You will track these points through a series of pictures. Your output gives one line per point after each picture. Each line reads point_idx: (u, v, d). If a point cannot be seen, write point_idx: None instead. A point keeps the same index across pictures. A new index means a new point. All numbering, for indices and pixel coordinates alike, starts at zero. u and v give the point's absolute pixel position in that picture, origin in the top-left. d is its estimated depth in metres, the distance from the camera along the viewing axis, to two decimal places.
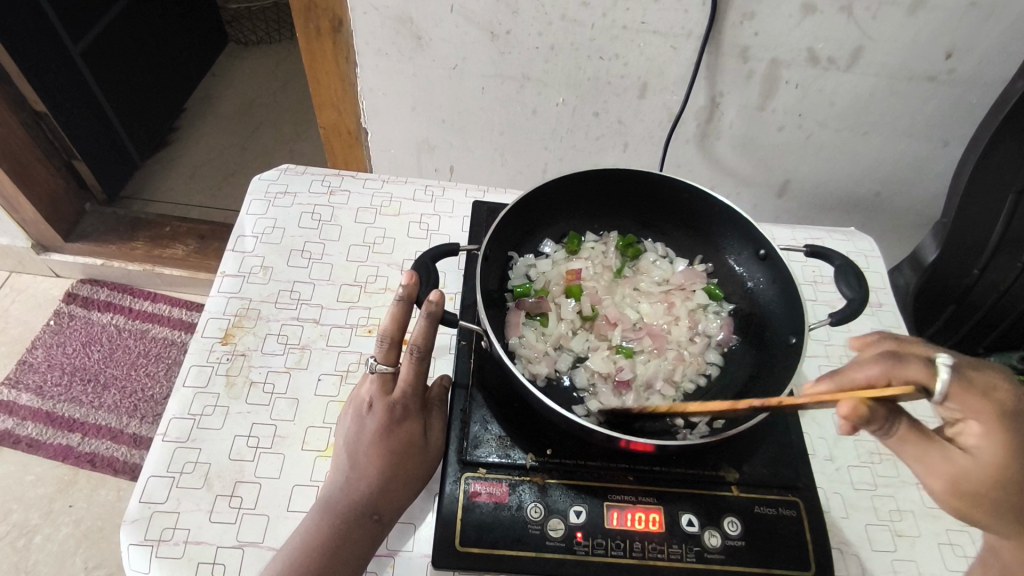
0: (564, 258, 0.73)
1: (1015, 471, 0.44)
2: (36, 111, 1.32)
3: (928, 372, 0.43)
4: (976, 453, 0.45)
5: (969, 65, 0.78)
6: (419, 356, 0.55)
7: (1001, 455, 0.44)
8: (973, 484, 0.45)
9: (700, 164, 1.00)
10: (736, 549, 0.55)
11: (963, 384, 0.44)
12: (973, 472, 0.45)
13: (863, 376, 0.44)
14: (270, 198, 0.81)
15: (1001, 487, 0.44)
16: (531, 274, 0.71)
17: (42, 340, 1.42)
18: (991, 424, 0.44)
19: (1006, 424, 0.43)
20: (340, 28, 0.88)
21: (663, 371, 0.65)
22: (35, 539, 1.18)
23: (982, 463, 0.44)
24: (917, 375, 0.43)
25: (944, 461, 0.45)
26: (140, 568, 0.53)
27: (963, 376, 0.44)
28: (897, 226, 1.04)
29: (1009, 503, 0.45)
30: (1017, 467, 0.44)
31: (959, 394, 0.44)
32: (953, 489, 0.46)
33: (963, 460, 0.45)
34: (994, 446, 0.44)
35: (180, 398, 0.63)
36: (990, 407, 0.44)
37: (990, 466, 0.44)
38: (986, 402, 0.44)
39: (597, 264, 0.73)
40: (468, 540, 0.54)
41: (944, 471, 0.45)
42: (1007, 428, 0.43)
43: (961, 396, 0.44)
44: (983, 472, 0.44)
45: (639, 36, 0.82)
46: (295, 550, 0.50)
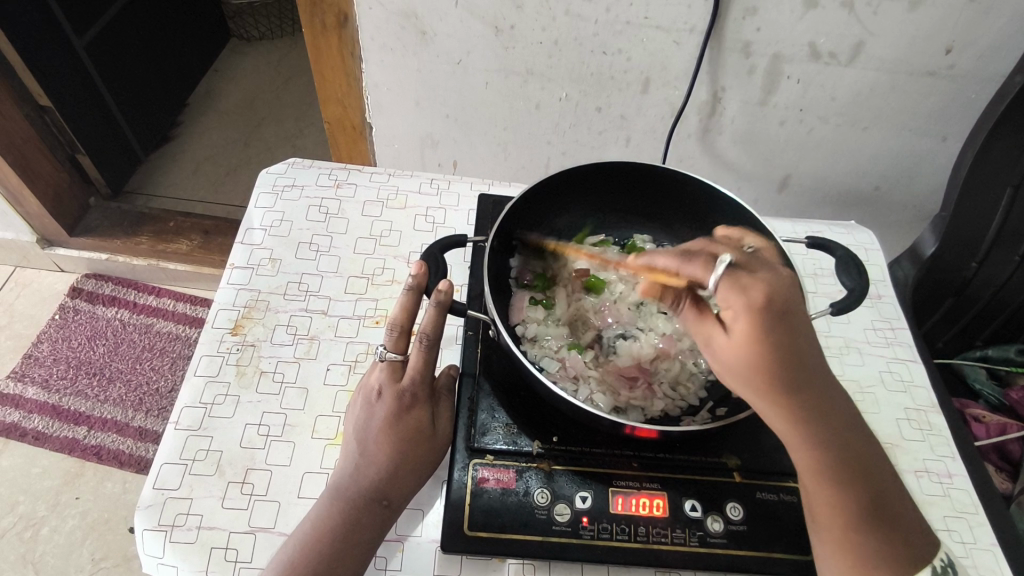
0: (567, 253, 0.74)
1: (765, 363, 0.44)
2: (41, 105, 1.33)
3: (704, 266, 0.46)
4: (731, 339, 0.45)
5: (969, 60, 0.79)
6: (428, 345, 0.56)
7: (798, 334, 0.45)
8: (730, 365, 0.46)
9: (701, 159, 1.01)
10: (738, 534, 0.56)
11: (732, 280, 0.44)
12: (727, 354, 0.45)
13: (664, 263, 0.49)
14: (278, 191, 0.82)
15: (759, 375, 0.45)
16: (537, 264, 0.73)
17: (47, 334, 1.43)
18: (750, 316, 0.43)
19: (763, 316, 0.43)
20: (345, 23, 0.89)
21: (682, 372, 0.65)
22: (42, 531, 1.19)
23: (739, 351, 0.45)
24: (695, 271, 0.46)
25: (705, 337, 0.47)
26: (154, 552, 0.54)
27: (733, 274, 0.44)
28: (896, 220, 1.06)
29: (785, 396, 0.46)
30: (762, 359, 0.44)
31: (724, 288, 0.44)
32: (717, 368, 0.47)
33: (720, 344, 0.46)
34: (747, 337, 0.44)
35: (192, 387, 0.64)
36: (745, 300, 0.43)
37: (739, 353, 0.44)
38: (739, 296, 0.44)
39: (600, 258, 0.74)
40: (477, 525, 0.55)
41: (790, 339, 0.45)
42: (760, 319, 0.43)
43: (726, 289, 0.44)
44: (733, 357, 0.45)
45: (642, 31, 0.83)
46: (306, 534, 0.52)
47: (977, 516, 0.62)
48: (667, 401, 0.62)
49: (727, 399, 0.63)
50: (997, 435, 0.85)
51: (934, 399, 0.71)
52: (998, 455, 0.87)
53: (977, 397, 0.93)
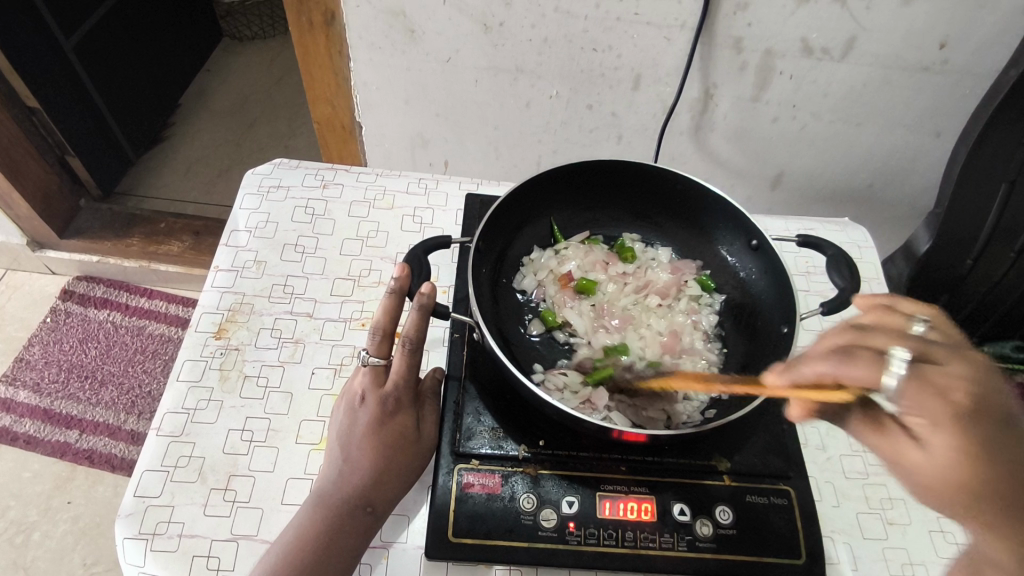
0: (551, 262, 0.72)
1: (981, 467, 0.47)
2: (29, 106, 1.32)
3: (875, 367, 0.50)
4: (930, 447, 0.49)
5: (963, 55, 0.78)
6: (411, 349, 0.55)
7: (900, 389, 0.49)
8: (930, 476, 0.49)
9: (694, 156, 1.00)
10: (727, 538, 0.55)
11: (918, 381, 0.49)
12: (930, 462, 0.49)
13: (814, 371, 0.52)
14: (264, 192, 0.81)
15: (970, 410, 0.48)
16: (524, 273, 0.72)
17: (38, 337, 1.41)
18: (945, 420, 0.48)
19: (959, 419, 0.48)
20: (332, 21, 0.88)
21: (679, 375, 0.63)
22: (34, 535, 1.18)
23: (939, 455, 0.49)
24: (863, 371, 0.50)
25: (895, 447, 0.52)
26: (135, 561, 0.53)
27: (917, 376, 0.49)
28: (891, 217, 1.05)
29: (980, 498, 0.47)
30: (975, 458, 0.47)
31: (913, 389, 0.49)
32: (911, 479, 0.51)
33: (920, 455, 0.50)
34: (944, 439, 0.48)
35: (174, 392, 0.63)
36: (943, 405, 0.48)
37: (946, 457, 0.48)
38: (939, 400, 0.48)
39: (584, 260, 0.72)
40: (461, 531, 0.54)
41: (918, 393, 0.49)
42: (959, 422, 0.47)
43: (913, 391, 0.49)
44: (939, 466, 0.49)
45: (632, 28, 0.82)
46: (288, 542, 0.51)
47: None
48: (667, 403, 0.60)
49: (716, 401, 0.62)
50: None
51: None
52: None
53: None
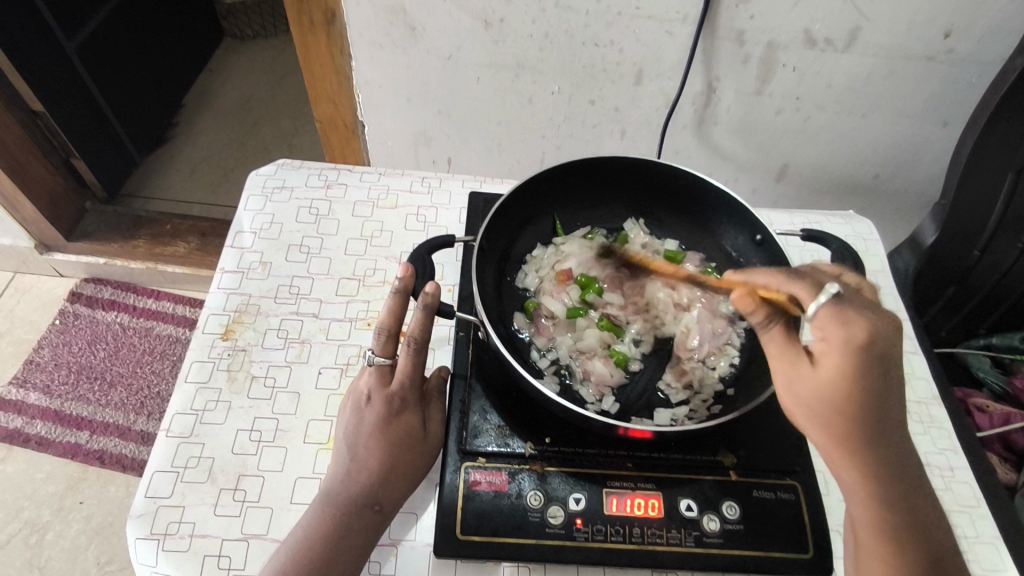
0: (548, 261, 0.71)
1: (850, 398, 0.44)
2: (33, 110, 1.33)
3: (809, 290, 0.45)
4: (819, 375, 0.45)
5: (968, 43, 0.77)
6: (416, 349, 0.56)
7: (840, 377, 0.44)
8: (808, 396, 0.46)
9: (698, 150, 1.00)
10: (735, 533, 0.55)
11: (834, 309, 0.44)
12: (812, 385, 0.45)
13: (765, 279, 0.48)
14: (267, 193, 0.81)
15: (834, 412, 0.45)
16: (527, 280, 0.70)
17: (48, 339, 1.43)
18: (844, 349, 0.43)
19: (856, 353, 0.43)
20: (333, 20, 0.88)
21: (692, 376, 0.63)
22: (47, 535, 1.19)
23: (828, 382, 0.44)
24: (801, 290, 0.46)
25: (790, 366, 0.47)
26: (148, 561, 0.54)
27: (839, 304, 0.44)
28: (897, 208, 1.04)
29: (847, 429, 0.45)
30: (852, 392, 0.44)
31: (825, 316, 0.44)
32: (795, 398, 0.47)
33: (807, 377, 0.46)
34: (838, 369, 0.44)
35: (182, 393, 0.63)
36: (847, 335, 0.43)
37: (828, 389, 0.44)
38: (842, 329, 0.43)
39: (583, 255, 0.71)
40: (469, 528, 0.54)
41: (788, 374, 0.47)
42: (859, 357, 0.43)
43: (827, 319, 0.44)
44: (819, 390, 0.45)
45: (634, 22, 0.81)
46: (298, 542, 0.51)
47: (980, 509, 0.61)
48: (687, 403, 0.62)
49: (720, 396, 0.62)
50: (1000, 425, 0.84)
51: (936, 391, 0.69)
52: (1002, 445, 0.85)
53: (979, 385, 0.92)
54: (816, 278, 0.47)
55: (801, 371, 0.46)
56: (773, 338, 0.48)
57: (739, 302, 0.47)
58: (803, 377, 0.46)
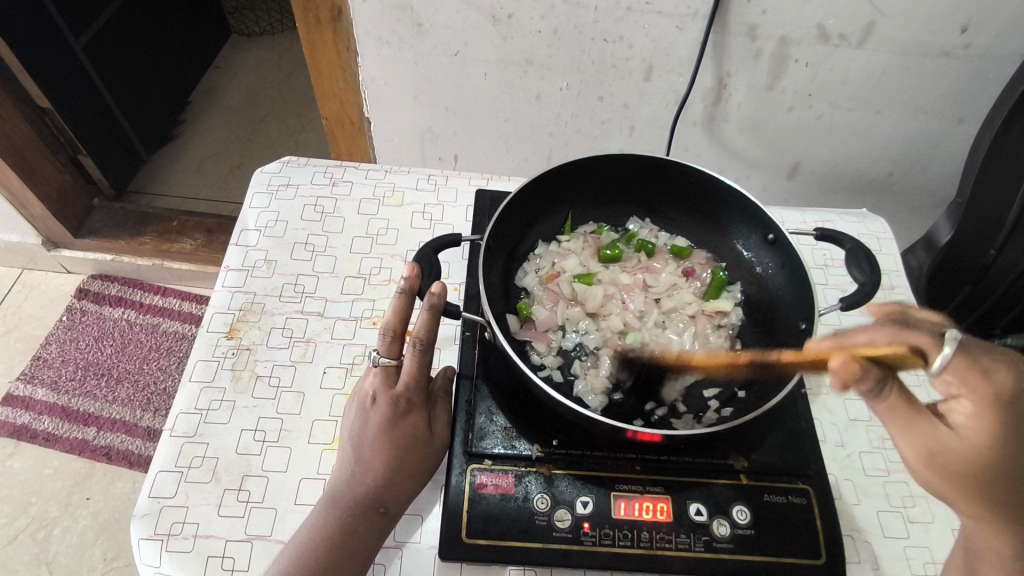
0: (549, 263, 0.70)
1: (998, 457, 0.45)
2: (40, 106, 1.33)
3: (933, 342, 0.44)
4: (964, 436, 0.45)
5: (985, 39, 0.76)
6: (422, 349, 0.55)
7: (987, 436, 0.44)
8: (950, 463, 0.45)
9: (708, 147, 0.99)
10: (745, 538, 0.54)
11: (966, 359, 0.44)
12: (956, 450, 0.45)
13: (864, 338, 0.45)
14: (273, 191, 0.81)
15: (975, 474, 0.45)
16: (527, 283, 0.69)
17: (56, 336, 1.43)
18: (984, 407, 0.44)
19: (1000, 407, 0.44)
20: (339, 16, 0.87)
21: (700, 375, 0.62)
22: (55, 531, 1.20)
23: (972, 443, 0.45)
24: (925, 341, 0.44)
25: (930, 433, 0.45)
26: (151, 562, 0.53)
27: (968, 353, 0.44)
28: (911, 206, 1.02)
29: (988, 486, 0.45)
30: (1008, 449, 0.44)
31: (961, 367, 0.44)
32: (935, 467, 0.46)
33: (952, 441, 0.45)
34: (986, 428, 0.44)
35: (186, 393, 0.63)
36: (990, 387, 0.44)
37: (974, 449, 0.45)
38: (986, 383, 0.44)
39: (583, 256, 0.71)
40: (475, 532, 0.54)
41: (926, 444, 0.46)
42: (1001, 408, 0.44)
43: (963, 371, 0.44)
44: (962, 455, 0.45)
45: (643, 17, 0.80)
46: (301, 544, 0.50)
47: None
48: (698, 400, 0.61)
49: (732, 398, 0.61)
50: None
51: None
52: None
53: None
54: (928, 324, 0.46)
55: (941, 440, 0.45)
56: (892, 404, 0.45)
57: (840, 371, 0.43)
58: (945, 444, 0.45)
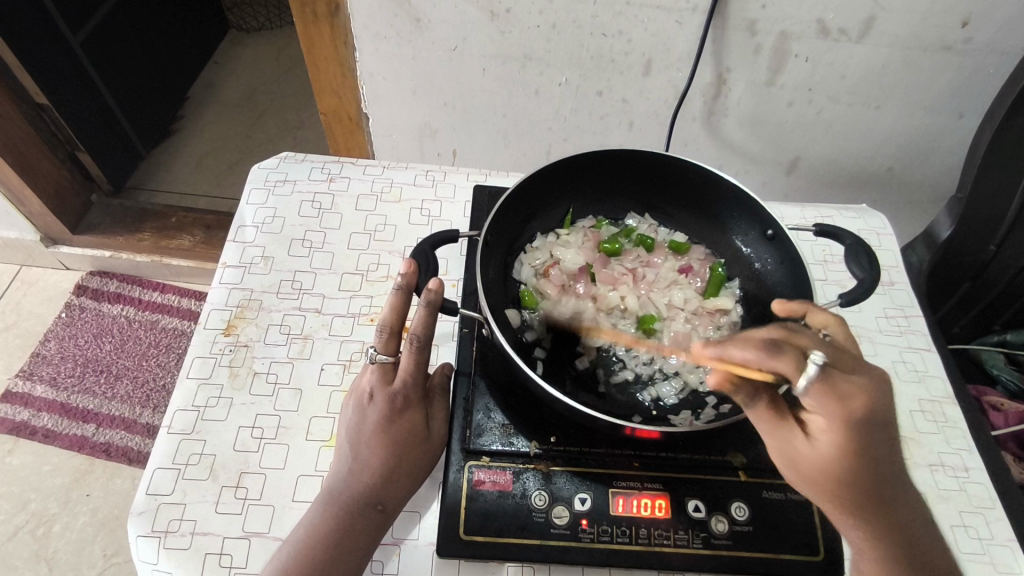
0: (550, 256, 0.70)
1: (848, 469, 0.49)
2: (38, 103, 1.33)
3: (795, 368, 0.45)
4: (817, 446, 0.50)
5: (986, 33, 0.75)
6: (419, 346, 0.54)
7: (840, 449, 0.49)
8: (808, 468, 0.50)
9: (707, 142, 0.98)
10: (744, 535, 0.54)
11: (825, 385, 0.47)
12: (808, 457, 0.50)
13: (741, 356, 0.46)
14: (270, 186, 0.80)
15: (827, 481, 0.49)
16: (526, 276, 0.68)
17: (54, 332, 1.43)
18: (840, 424, 0.48)
19: (851, 424, 0.48)
20: (337, 11, 0.86)
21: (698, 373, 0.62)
22: (54, 527, 1.20)
23: (824, 455, 0.49)
24: (786, 367, 0.45)
25: (786, 441, 0.50)
26: (149, 559, 0.53)
27: (828, 379, 0.47)
28: (911, 202, 1.02)
29: (843, 493, 0.49)
30: (850, 463, 0.48)
31: (820, 391, 0.47)
32: (795, 470, 0.51)
33: (805, 450, 0.50)
34: (834, 441, 0.49)
35: (184, 390, 0.63)
36: (844, 409, 0.47)
37: (823, 462, 0.49)
38: (839, 405, 0.47)
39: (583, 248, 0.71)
40: (473, 529, 0.53)
41: (786, 450, 0.50)
42: (852, 430, 0.48)
43: (822, 393, 0.47)
44: (818, 463, 0.49)
45: (642, 12, 0.79)
46: (300, 541, 0.50)
47: (995, 511, 0.59)
48: (696, 398, 0.61)
49: (731, 396, 0.60)
50: (1017, 424, 0.81)
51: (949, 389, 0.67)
52: (1017, 445, 0.82)
53: (994, 384, 0.90)
54: (797, 346, 0.47)
55: (796, 446, 0.50)
56: (761, 413, 0.50)
57: (719, 388, 0.48)
58: (801, 452, 0.50)
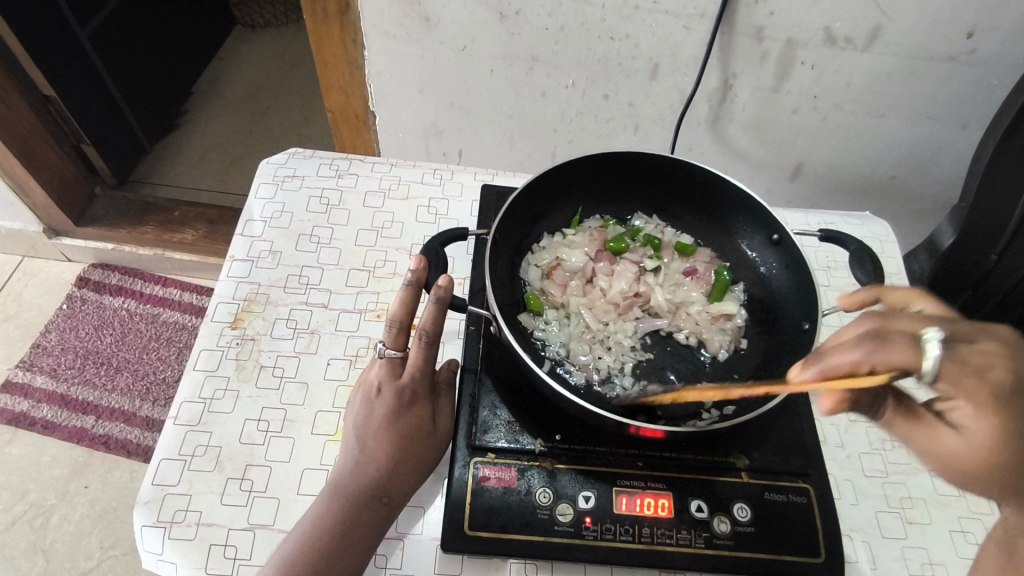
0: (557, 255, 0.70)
1: (1011, 458, 0.44)
2: (44, 95, 1.32)
3: (911, 351, 0.42)
4: (968, 437, 0.45)
5: (991, 45, 0.76)
6: (428, 341, 0.55)
7: (992, 438, 0.44)
8: (961, 464, 0.46)
9: (712, 147, 0.99)
10: (745, 535, 0.55)
11: (954, 365, 0.43)
12: (967, 455, 0.45)
13: (850, 359, 0.43)
14: (278, 181, 0.81)
15: (993, 475, 0.45)
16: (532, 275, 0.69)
17: (55, 324, 1.43)
18: (981, 407, 0.44)
19: (998, 405, 0.43)
20: (347, 9, 0.87)
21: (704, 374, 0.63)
22: (52, 518, 1.20)
23: (978, 446, 0.45)
24: (904, 359, 0.42)
25: (932, 435, 0.47)
26: (153, 549, 0.54)
27: (953, 358, 0.43)
28: (912, 211, 1.03)
29: (1011, 485, 0.45)
30: (1014, 452, 0.44)
31: (948, 373, 0.43)
32: (937, 466, 0.47)
33: (954, 443, 0.46)
34: (984, 430, 0.44)
35: (191, 381, 0.63)
36: (979, 386, 0.44)
37: (973, 449, 0.45)
38: (977, 382, 0.43)
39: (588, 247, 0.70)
40: (477, 524, 0.54)
41: (930, 447, 0.47)
42: (999, 409, 0.43)
43: (951, 375, 0.43)
44: (971, 454, 0.45)
45: (651, 16, 0.80)
46: (304, 533, 0.51)
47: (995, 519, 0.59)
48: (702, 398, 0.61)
49: (735, 397, 0.61)
50: None
51: None
52: None
53: None
54: (899, 331, 0.44)
55: (942, 440, 0.46)
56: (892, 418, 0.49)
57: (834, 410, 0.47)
58: (946, 446, 0.46)
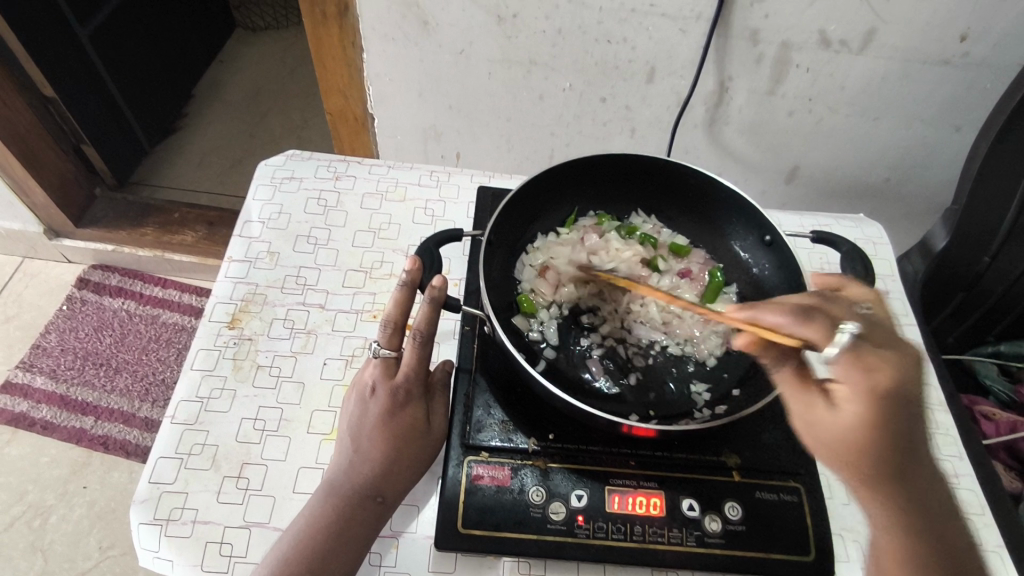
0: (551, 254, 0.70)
1: (872, 442, 0.47)
2: (45, 96, 1.34)
3: (824, 335, 0.50)
4: (839, 414, 0.49)
5: (984, 48, 0.77)
6: (422, 341, 0.56)
7: (862, 421, 0.47)
8: (824, 434, 0.49)
9: (708, 150, 1.00)
10: (736, 534, 0.55)
11: (853, 355, 0.48)
12: (832, 427, 0.49)
13: (771, 320, 0.52)
14: (277, 183, 0.81)
15: (852, 454, 0.48)
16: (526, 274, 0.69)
17: (55, 324, 1.44)
18: (864, 396, 0.47)
19: (875, 398, 0.47)
20: (346, 13, 0.87)
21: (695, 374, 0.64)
22: (50, 519, 1.20)
23: (843, 425, 0.48)
24: (814, 335, 0.50)
25: (811, 404, 0.51)
26: (150, 546, 0.54)
27: (857, 349, 0.48)
28: (907, 213, 1.03)
29: (864, 466, 0.48)
30: (872, 434, 0.47)
31: (847, 361, 0.48)
32: (812, 435, 0.50)
33: (826, 417, 0.49)
34: (858, 412, 0.48)
35: (189, 381, 0.64)
36: (869, 381, 0.47)
37: (845, 428, 0.48)
38: (866, 375, 0.47)
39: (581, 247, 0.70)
40: (470, 523, 0.54)
41: (807, 416, 0.50)
42: (876, 402, 0.47)
43: (850, 360, 0.48)
44: (837, 429, 0.48)
45: (647, 19, 0.81)
46: (299, 531, 0.51)
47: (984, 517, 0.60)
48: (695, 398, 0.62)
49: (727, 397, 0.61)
50: (1007, 433, 0.86)
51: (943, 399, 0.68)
52: (1007, 453, 0.88)
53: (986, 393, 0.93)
54: (829, 317, 0.51)
55: (819, 414, 0.50)
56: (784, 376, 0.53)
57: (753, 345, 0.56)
58: (822, 422, 0.50)
